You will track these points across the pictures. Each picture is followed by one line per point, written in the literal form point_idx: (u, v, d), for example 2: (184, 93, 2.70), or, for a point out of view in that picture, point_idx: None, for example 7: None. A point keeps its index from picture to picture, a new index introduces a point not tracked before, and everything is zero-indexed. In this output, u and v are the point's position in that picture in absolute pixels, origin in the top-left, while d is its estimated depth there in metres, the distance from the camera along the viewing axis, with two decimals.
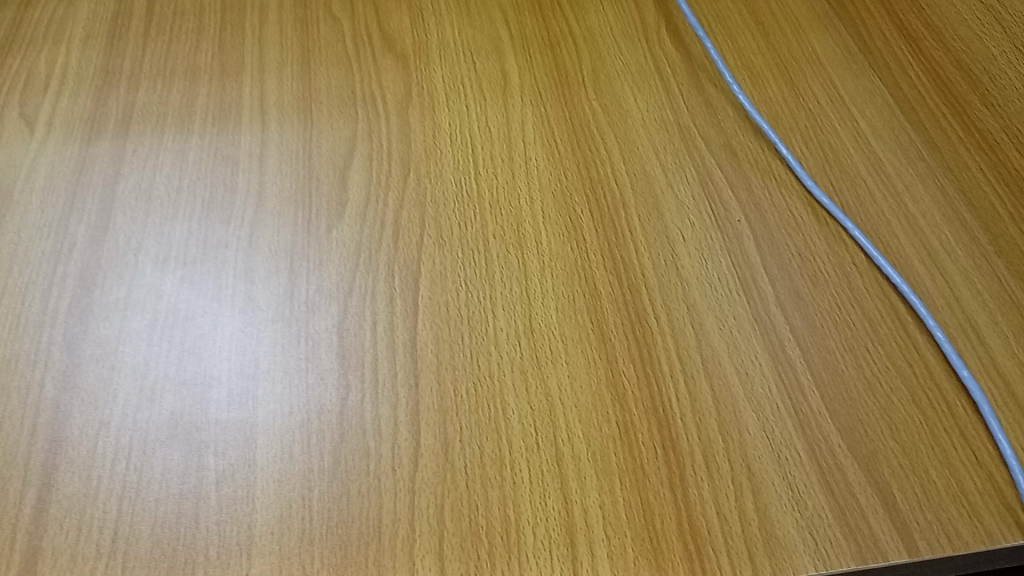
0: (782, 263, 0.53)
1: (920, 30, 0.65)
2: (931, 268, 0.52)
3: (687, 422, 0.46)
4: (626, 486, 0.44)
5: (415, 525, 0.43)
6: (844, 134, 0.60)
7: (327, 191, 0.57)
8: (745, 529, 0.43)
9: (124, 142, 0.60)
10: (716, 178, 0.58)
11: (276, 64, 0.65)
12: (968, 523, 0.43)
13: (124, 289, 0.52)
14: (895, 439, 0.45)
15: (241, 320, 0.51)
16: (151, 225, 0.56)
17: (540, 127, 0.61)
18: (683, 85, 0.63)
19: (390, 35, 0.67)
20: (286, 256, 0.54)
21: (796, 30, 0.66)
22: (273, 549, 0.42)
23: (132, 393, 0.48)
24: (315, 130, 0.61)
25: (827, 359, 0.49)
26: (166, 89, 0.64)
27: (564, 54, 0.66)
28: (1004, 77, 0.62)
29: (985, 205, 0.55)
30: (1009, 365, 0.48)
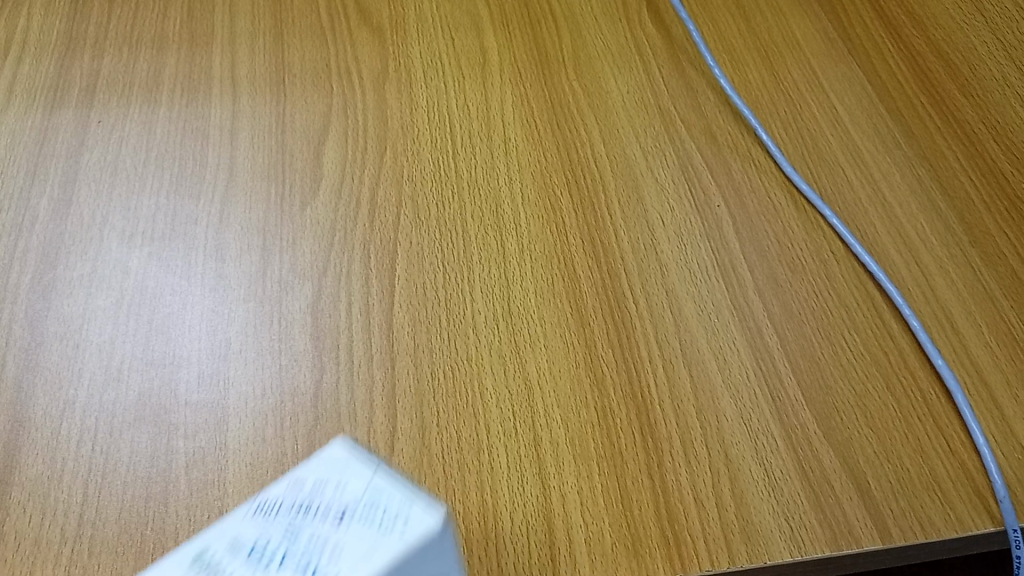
0: (760, 249, 0.53)
1: (901, 19, 0.65)
2: (907, 257, 0.53)
3: (665, 408, 0.46)
4: (604, 472, 0.44)
5: None
6: (823, 121, 0.60)
7: (300, 167, 0.56)
8: (722, 515, 0.42)
9: (88, 112, 0.58)
10: (696, 162, 0.57)
11: (248, 34, 0.63)
12: (940, 510, 0.43)
13: (88, 264, 0.51)
14: (870, 426, 0.46)
15: (211, 299, 0.49)
16: (117, 199, 0.54)
17: (519, 107, 0.60)
18: (664, 67, 0.63)
19: (366, 8, 0.66)
20: (258, 233, 0.52)
21: (777, 14, 0.66)
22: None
23: (97, 372, 0.46)
24: (288, 104, 0.59)
25: (804, 347, 0.49)
26: (133, 57, 0.62)
27: (545, 32, 0.65)
28: (982, 68, 0.62)
29: (962, 194, 0.55)
30: (982, 355, 0.48)
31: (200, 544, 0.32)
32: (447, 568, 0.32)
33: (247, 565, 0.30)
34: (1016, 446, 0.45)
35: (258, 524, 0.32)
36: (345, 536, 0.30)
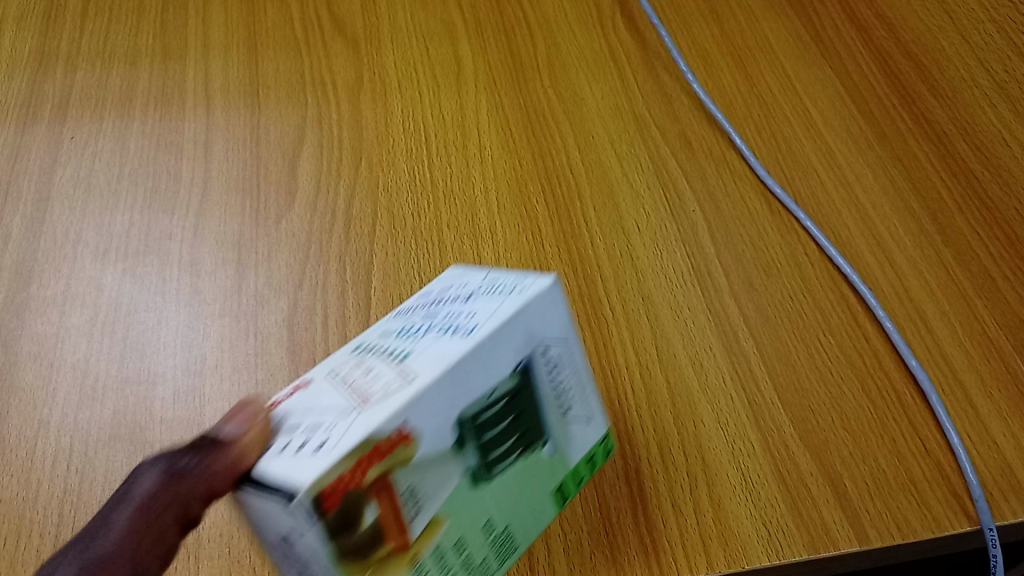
0: (736, 253, 0.53)
1: (871, 21, 0.66)
2: (880, 259, 0.53)
3: (642, 414, 0.46)
4: (582, 480, 0.44)
5: None
6: (796, 124, 0.60)
7: (275, 179, 0.56)
8: (700, 521, 0.42)
9: (61, 127, 0.58)
10: (671, 167, 0.58)
11: (221, 46, 0.63)
12: (917, 510, 0.43)
13: (62, 283, 0.51)
14: (845, 428, 0.46)
15: (186, 315, 0.49)
16: (90, 215, 0.54)
17: (494, 115, 0.60)
18: (638, 72, 0.63)
19: (340, 17, 0.66)
20: (233, 247, 0.52)
21: (750, 18, 0.67)
22: (221, 552, 0.40)
23: (72, 391, 0.46)
24: (263, 117, 0.59)
25: (780, 350, 0.49)
26: (106, 71, 0.61)
27: (519, 39, 0.65)
28: (952, 68, 0.62)
29: (934, 195, 0.56)
30: (956, 355, 0.49)
31: (353, 343, 0.34)
32: (565, 335, 0.34)
33: (395, 339, 0.32)
34: (990, 445, 0.45)
35: (398, 323, 0.34)
36: (483, 299, 0.33)
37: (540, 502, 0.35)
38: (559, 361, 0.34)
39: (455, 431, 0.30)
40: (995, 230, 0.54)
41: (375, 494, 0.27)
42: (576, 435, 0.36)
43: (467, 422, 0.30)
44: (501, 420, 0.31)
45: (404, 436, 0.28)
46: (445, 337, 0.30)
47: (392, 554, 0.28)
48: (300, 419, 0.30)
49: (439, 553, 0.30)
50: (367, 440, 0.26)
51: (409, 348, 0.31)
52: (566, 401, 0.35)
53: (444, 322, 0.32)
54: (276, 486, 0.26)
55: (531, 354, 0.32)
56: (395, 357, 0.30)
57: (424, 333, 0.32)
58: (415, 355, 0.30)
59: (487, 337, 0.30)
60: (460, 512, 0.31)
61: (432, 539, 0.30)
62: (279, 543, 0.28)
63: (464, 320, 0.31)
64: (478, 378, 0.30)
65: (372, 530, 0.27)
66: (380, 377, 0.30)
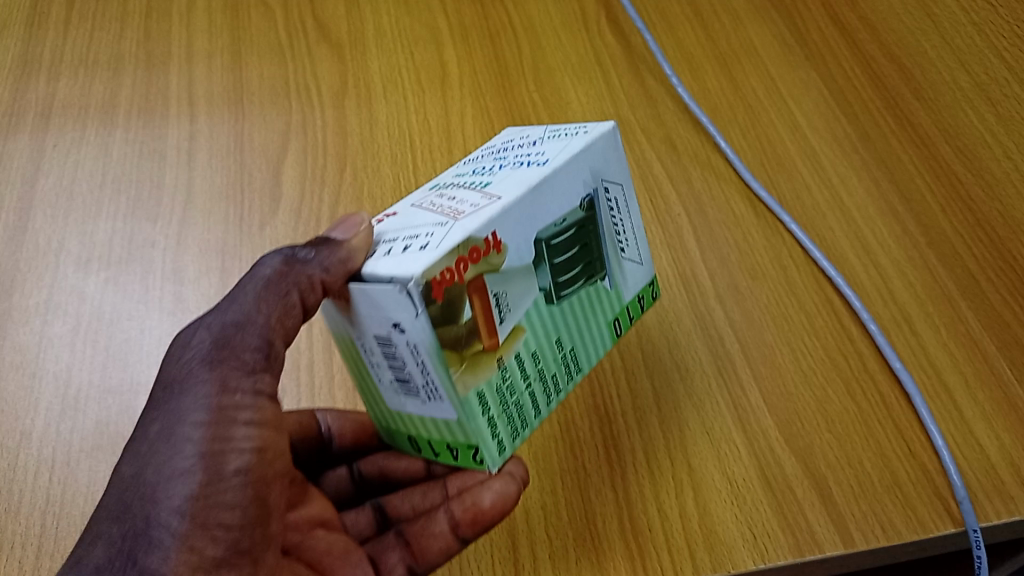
0: (721, 257, 0.53)
1: (854, 24, 0.66)
2: (865, 261, 0.53)
3: (628, 419, 0.47)
4: (568, 486, 0.44)
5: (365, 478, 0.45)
6: (781, 126, 0.60)
7: (259, 186, 0.55)
8: (686, 525, 0.42)
9: (44, 136, 0.58)
10: (656, 171, 0.58)
11: (205, 52, 0.63)
12: (901, 513, 0.43)
13: (45, 292, 0.51)
14: (830, 431, 0.46)
15: (169, 324, 0.49)
16: (73, 223, 0.54)
17: (478, 119, 0.60)
18: (623, 76, 0.63)
19: (325, 22, 0.65)
20: (217, 254, 0.52)
21: (734, 21, 0.67)
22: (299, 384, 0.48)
23: (54, 401, 0.46)
24: (247, 123, 0.59)
25: (765, 353, 0.49)
26: (89, 78, 0.61)
27: (504, 44, 0.65)
28: (934, 71, 0.62)
29: (918, 197, 0.56)
30: (941, 357, 0.49)
31: (434, 182, 0.40)
32: (619, 180, 0.40)
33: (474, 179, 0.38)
34: (974, 446, 0.45)
35: (472, 168, 0.40)
36: (549, 147, 0.39)
37: (602, 329, 0.40)
38: (616, 204, 0.40)
39: (533, 246, 0.36)
40: (978, 232, 0.54)
41: (471, 292, 0.33)
42: (629, 274, 0.41)
43: (541, 242, 0.36)
44: (569, 249, 0.37)
45: (495, 243, 0.34)
46: (521, 173, 0.36)
47: (485, 351, 0.34)
48: (399, 232, 0.36)
49: (519, 360, 0.36)
50: (467, 241, 0.32)
51: (490, 184, 0.36)
52: (623, 239, 0.40)
53: (517, 165, 0.38)
54: (390, 277, 0.32)
55: (595, 191, 0.38)
56: (479, 189, 0.36)
57: (499, 175, 0.38)
58: (497, 187, 0.36)
59: (557, 170, 0.36)
60: (537, 324, 0.37)
61: (516, 344, 0.36)
62: (384, 336, 0.34)
63: (535, 163, 0.37)
64: (551, 205, 0.36)
65: (470, 325, 0.33)
66: (468, 198, 0.35)
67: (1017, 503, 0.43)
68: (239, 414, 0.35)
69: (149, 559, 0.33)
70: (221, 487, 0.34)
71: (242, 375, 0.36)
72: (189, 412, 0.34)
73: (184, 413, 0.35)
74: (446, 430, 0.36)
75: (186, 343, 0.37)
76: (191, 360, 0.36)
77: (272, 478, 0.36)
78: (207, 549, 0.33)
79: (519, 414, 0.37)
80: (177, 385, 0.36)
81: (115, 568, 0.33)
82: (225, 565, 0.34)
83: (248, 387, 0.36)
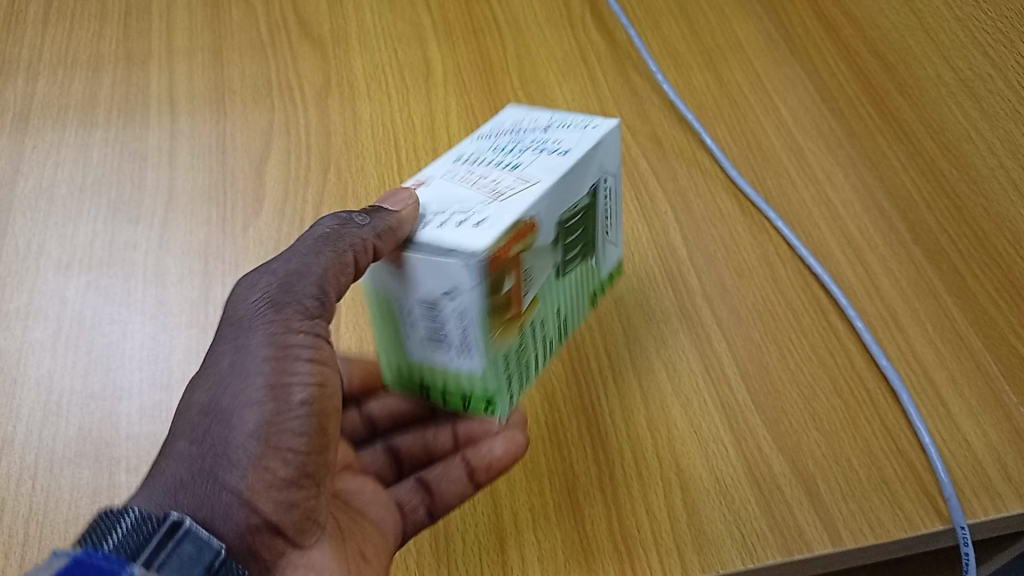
0: (707, 255, 0.53)
1: (839, 20, 0.66)
2: (851, 257, 0.53)
3: (616, 421, 0.46)
4: (556, 487, 0.44)
5: None
6: (767, 123, 0.60)
7: (242, 187, 0.55)
8: (674, 526, 0.42)
9: (23, 138, 0.57)
10: (642, 169, 0.57)
11: (186, 51, 0.62)
12: (889, 510, 0.43)
13: (24, 296, 0.50)
14: (818, 429, 0.46)
15: (152, 327, 0.48)
16: (53, 226, 0.53)
17: (463, 117, 0.59)
18: (608, 72, 0.63)
19: (307, 20, 0.65)
20: (200, 256, 0.51)
21: (719, 17, 0.67)
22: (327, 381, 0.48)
23: (36, 408, 0.45)
24: (229, 123, 0.58)
25: (753, 351, 0.49)
26: (68, 78, 0.60)
27: (489, 41, 0.64)
28: (919, 66, 0.63)
29: (903, 193, 0.56)
30: (927, 353, 0.49)
31: (445, 154, 0.41)
32: (614, 170, 0.44)
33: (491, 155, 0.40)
34: (961, 442, 0.45)
35: (482, 144, 0.42)
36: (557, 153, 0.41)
37: (583, 302, 0.45)
38: (612, 195, 0.44)
39: (553, 229, 0.39)
40: (964, 228, 0.54)
41: (514, 267, 0.36)
42: (609, 254, 0.46)
43: (557, 224, 0.39)
44: (573, 228, 0.41)
45: (534, 225, 0.36)
46: (545, 162, 0.39)
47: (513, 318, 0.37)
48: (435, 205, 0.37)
49: (530, 327, 0.39)
50: (519, 220, 0.35)
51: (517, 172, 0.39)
52: (612, 224, 0.44)
53: (537, 153, 0.40)
54: (448, 250, 0.34)
55: (600, 181, 0.42)
56: (507, 176, 0.38)
57: (521, 155, 0.40)
58: (525, 175, 0.38)
59: (581, 161, 0.39)
60: (546, 296, 0.40)
61: (532, 311, 0.39)
62: (431, 300, 0.35)
63: (552, 153, 0.40)
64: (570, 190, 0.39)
65: (508, 295, 0.36)
66: (501, 179, 0.38)
67: (1004, 499, 0.43)
68: (303, 353, 0.36)
69: (228, 475, 0.33)
70: (290, 416, 0.35)
71: (304, 317, 0.36)
72: (254, 352, 0.35)
73: (253, 349, 0.35)
74: (461, 389, 0.38)
75: (248, 285, 0.37)
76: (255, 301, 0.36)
77: (333, 409, 0.37)
78: (280, 471, 0.34)
79: (527, 370, 0.40)
80: (240, 324, 0.36)
81: (198, 483, 0.33)
82: (295, 488, 0.35)
83: (310, 328, 0.36)
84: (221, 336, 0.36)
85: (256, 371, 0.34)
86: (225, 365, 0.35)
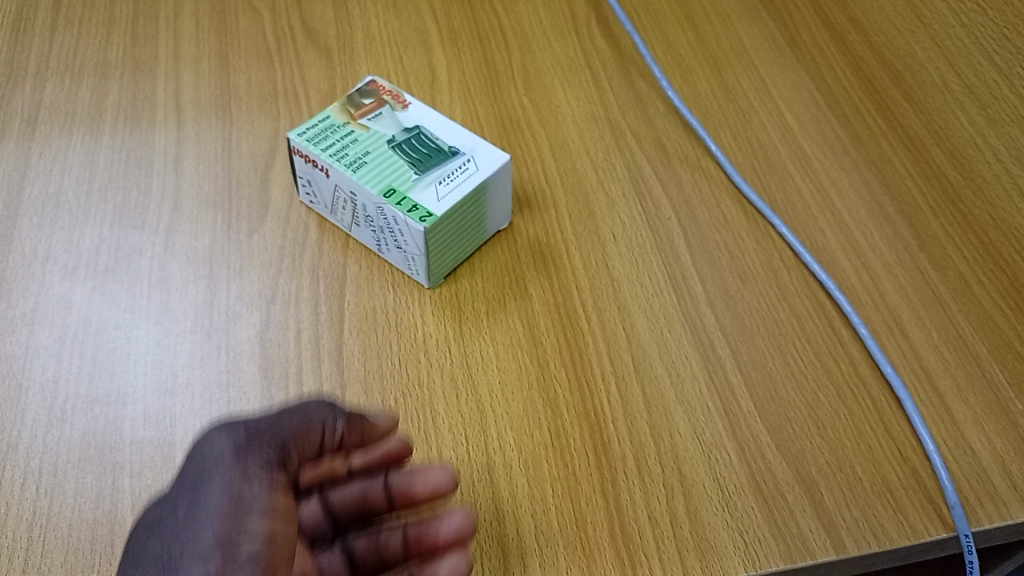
0: (712, 260, 0.53)
1: (844, 25, 0.66)
2: (856, 264, 0.53)
3: (618, 427, 0.46)
4: (558, 494, 0.44)
5: None
6: (771, 128, 0.60)
7: (248, 193, 0.55)
8: (677, 533, 0.42)
9: (29, 143, 0.57)
10: (646, 174, 0.57)
11: (192, 58, 0.63)
12: (893, 518, 0.43)
13: (31, 301, 0.50)
14: (822, 437, 0.46)
15: (156, 333, 0.49)
16: (59, 232, 0.53)
17: (468, 123, 0.59)
18: (613, 78, 0.63)
19: (313, 27, 0.65)
20: (205, 262, 0.52)
21: (724, 23, 0.66)
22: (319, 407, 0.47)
23: (41, 413, 0.45)
24: (235, 129, 0.58)
25: (756, 358, 0.49)
26: (75, 85, 0.61)
27: (494, 47, 0.64)
28: (924, 73, 0.63)
29: (909, 200, 0.56)
30: (932, 360, 0.49)
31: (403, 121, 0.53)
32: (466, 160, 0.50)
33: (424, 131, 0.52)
34: (966, 450, 0.45)
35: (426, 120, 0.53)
36: (438, 126, 0.52)
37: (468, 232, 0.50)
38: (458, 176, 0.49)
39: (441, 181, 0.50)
40: (969, 235, 0.54)
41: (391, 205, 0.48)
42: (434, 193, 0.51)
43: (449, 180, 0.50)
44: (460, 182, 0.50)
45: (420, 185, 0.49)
46: (455, 176, 0.49)
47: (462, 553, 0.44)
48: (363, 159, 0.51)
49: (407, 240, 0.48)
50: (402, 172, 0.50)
51: (421, 181, 0.48)
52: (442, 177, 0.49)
53: (441, 172, 0.49)
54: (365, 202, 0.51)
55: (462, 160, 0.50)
56: (432, 183, 0.48)
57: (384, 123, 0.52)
58: (448, 186, 0.48)
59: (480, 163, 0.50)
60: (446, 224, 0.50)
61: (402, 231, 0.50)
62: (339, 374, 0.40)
63: (459, 174, 0.49)
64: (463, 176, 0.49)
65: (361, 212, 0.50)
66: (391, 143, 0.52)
67: (1008, 507, 0.43)
68: (256, 500, 0.37)
69: None
70: (241, 551, 0.35)
71: (263, 467, 0.38)
72: (207, 497, 0.36)
73: (210, 490, 0.37)
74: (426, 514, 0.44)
75: (209, 439, 0.39)
76: (214, 455, 0.38)
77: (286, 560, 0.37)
78: None
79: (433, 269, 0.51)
80: (200, 471, 0.38)
81: None
82: None
83: (265, 484, 0.37)
84: (184, 479, 0.38)
85: (209, 517, 0.36)
86: (186, 505, 0.37)
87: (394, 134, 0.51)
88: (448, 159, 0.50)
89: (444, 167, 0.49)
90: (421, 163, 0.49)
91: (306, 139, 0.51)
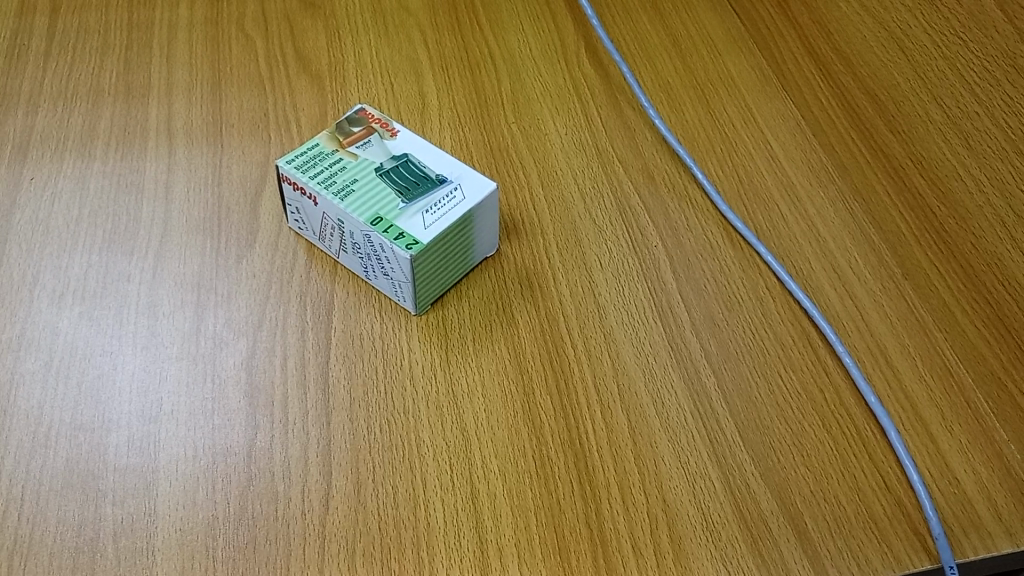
0: (698, 288, 0.53)
1: (829, 55, 0.67)
2: (841, 292, 0.53)
3: (603, 455, 0.46)
4: (542, 523, 0.44)
5: (360, 501, 0.44)
6: (758, 157, 0.60)
7: (237, 220, 0.55)
8: (660, 563, 0.42)
9: (21, 169, 0.58)
10: (634, 203, 0.58)
11: (185, 84, 0.63)
12: (877, 549, 0.43)
13: (17, 327, 0.50)
14: (806, 466, 0.46)
15: (143, 359, 0.49)
16: (47, 258, 0.53)
17: (457, 150, 0.60)
18: (602, 107, 0.63)
19: (306, 55, 0.66)
20: (192, 289, 0.52)
21: (713, 52, 0.67)
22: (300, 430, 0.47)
23: (25, 439, 0.45)
24: (225, 156, 0.59)
25: (741, 386, 0.49)
26: (67, 111, 0.61)
27: (484, 74, 0.65)
28: (907, 104, 0.64)
29: (894, 228, 0.56)
30: (916, 390, 0.49)
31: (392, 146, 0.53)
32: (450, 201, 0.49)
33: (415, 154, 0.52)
34: (951, 480, 0.45)
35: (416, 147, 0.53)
36: (425, 155, 0.52)
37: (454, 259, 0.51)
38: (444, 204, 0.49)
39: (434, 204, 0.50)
40: (953, 264, 0.55)
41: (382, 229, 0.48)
42: None
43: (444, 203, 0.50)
44: None
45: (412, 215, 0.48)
46: (442, 205, 0.49)
47: None
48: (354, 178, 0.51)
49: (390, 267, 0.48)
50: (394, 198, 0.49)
51: (407, 208, 0.49)
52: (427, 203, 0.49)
53: (429, 200, 0.49)
54: None
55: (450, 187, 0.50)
56: (419, 211, 0.49)
57: (370, 147, 0.53)
58: (435, 214, 0.48)
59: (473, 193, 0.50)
60: None
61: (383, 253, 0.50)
62: None
63: (445, 202, 0.49)
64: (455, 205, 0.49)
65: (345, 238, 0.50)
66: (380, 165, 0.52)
67: (994, 538, 0.44)
68: None
69: None
70: None
71: None
72: None
73: None
74: None
75: None
76: None
77: None
78: None
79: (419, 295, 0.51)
80: None
81: None
82: None
83: None
84: None
85: None
86: None
87: (383, 162, 0.52)
88: (435, 187, 0.50)
89: (431, 195, 0.49)
90: (408, 191, 0.50)
91: (294, 167, 0.51)
